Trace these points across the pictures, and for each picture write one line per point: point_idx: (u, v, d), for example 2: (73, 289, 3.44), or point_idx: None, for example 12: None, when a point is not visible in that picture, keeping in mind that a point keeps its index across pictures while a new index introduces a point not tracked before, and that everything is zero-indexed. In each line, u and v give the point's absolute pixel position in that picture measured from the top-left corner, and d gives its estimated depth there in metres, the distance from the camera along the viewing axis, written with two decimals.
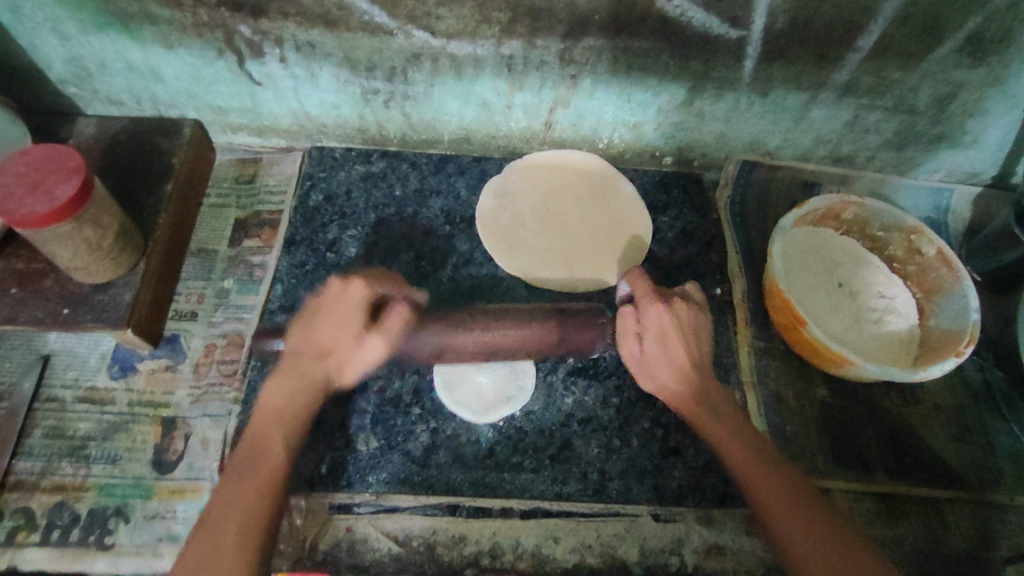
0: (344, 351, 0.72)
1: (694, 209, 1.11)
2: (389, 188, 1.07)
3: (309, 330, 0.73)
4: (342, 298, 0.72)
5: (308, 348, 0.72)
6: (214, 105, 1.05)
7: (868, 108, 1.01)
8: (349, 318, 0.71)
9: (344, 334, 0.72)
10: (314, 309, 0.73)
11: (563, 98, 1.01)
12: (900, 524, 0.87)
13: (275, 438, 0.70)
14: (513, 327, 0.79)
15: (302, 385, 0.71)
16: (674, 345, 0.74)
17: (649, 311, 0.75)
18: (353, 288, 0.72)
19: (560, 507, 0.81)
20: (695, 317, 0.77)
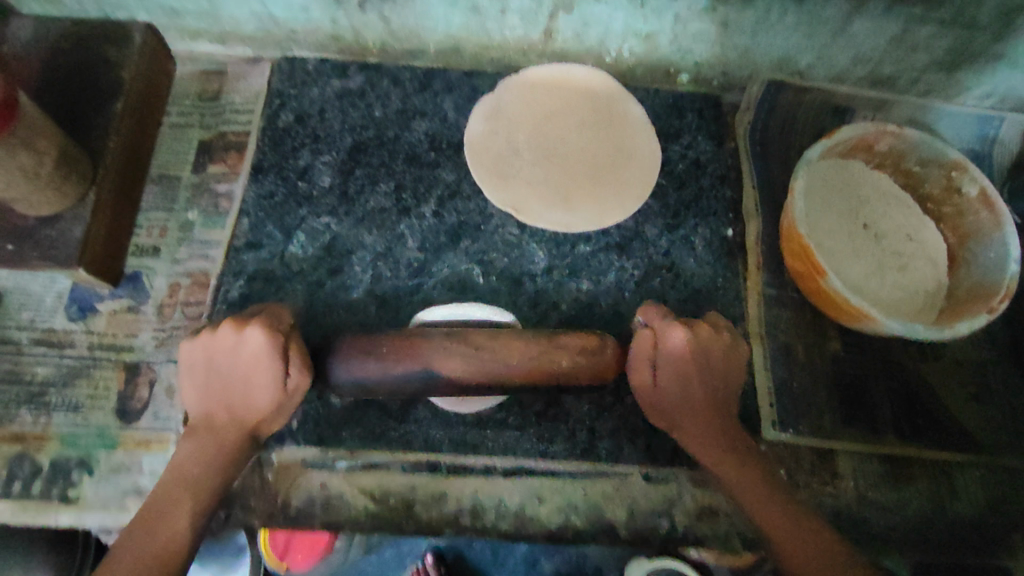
0: (258, 404, 0.68)
1: (710, 136, 0.98)
2: (367, 108, 0.94)
3: (211, 386, 0.69)
4: (237, 344, 0.66)
5: (214, 406, 0.69)
6: (165, 6, 0.91)
7: (922, 21, 0.85)
8: (264, 378, 0.66)
9: (256, 398, 0.67)
10: (206, 356, 0.68)
11: (566, 2, 0.87)
12: (907, 489, 0.83)
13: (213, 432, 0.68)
14: (498, 347, 0.68)
15: (216, 442, 0.68)
16: (693, 383, 0.71)
17: (671, 336, 0.70)
18: (247, 331, 0.65)
19: (545, 467, 0.78)
20: (724, 354, 0.72)
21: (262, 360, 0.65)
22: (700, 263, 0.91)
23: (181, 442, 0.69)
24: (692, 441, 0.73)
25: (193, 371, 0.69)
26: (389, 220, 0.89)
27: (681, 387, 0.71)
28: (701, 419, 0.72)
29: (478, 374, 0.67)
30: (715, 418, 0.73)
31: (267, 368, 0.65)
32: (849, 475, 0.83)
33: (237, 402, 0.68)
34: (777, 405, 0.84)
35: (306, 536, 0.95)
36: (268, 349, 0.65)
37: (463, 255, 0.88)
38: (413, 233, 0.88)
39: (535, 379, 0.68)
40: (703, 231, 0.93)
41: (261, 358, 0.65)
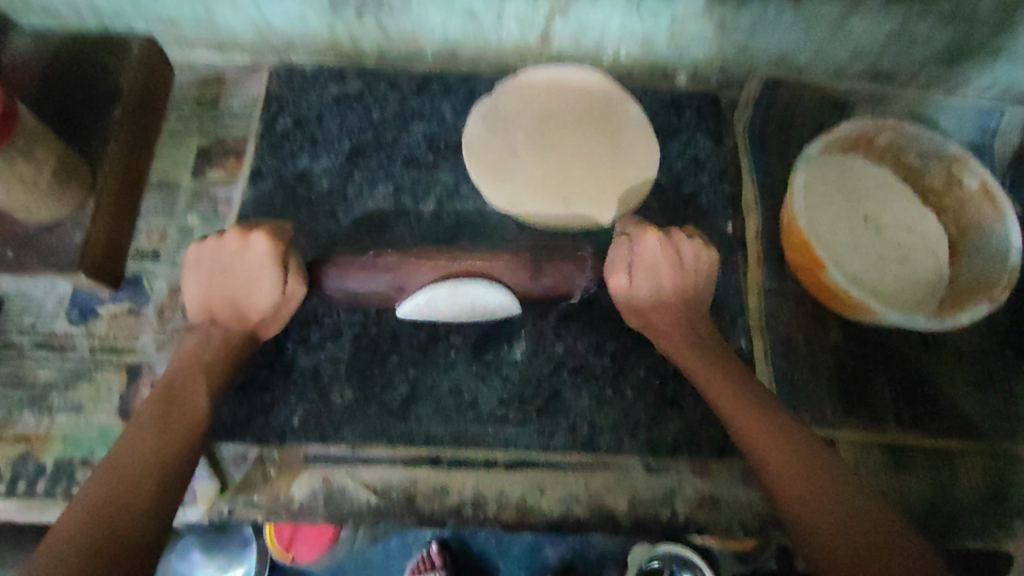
0: (259, 303, 0.74)
1: (706, 132, 0.99)
2: (365, 111, 0.96)
3: (216, 280, 0.75)
4: (243, 251, 0.73)
5: (215, 299, 0.75)
6: (165, 17, 0.92)
7: (919, 16, 0.86)
8: (266, 262, 0.72)
9: (256, 285, 0.73)
10: (210, 258, 0.75)
11: (562, 6, 0.88)
12: (908, 476, 0.83)
13: (199, 393, 0.68)
14: (495, 265, 0.76)
15: (218, 333, 0.74)
16: (665, 278, 0.76)
17: (644, 241, 0.76)
18: (253, 240, 0.72)
19: (547, 458, 0.77)
20: (708, 253, 0.78)
21: (265, 263, 0.72)
22: None
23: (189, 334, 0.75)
24: (660, 294, 0.77)
25: (195, 270, 0.75)
26: (389, 220, 0.90)
27: (667, 263, 0.76)
28: (674, 292, 0.77)
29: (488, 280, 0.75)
30: (749, 391, 0.70)
31: (268, 273, 0.72)
32: (851, 463, 0.82)
33: (239, 300, 0.74)
34: (778, 395, 0.84)
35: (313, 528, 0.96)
36: (268, 260, 0.72)
37: (463, 254, 0.88)
38: (412, 234, 0.89)
39: (524, 287, 0.77)
40: (701, 226, 0.93)
41: (262, 265, 0.72)
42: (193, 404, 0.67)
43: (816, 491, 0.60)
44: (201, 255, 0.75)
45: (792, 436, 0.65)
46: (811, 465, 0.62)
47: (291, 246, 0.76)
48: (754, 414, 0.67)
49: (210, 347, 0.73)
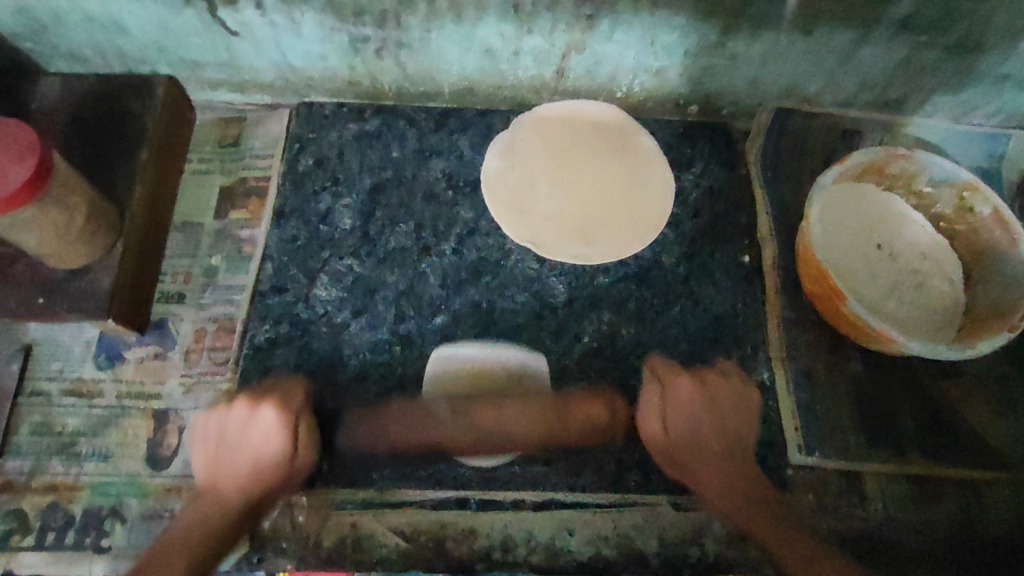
0: (268, 455, 0.70)
1: (721, 164, 1.00)
2: (385, 149, 0.97)
3: (216, 455, 0.71)
4: (249, 420, 0.71)
5: (217, 471, 0.70)
6: (187, 59, 0.94)
7: (928, 46, 0.88)
8: (263, 455, 0.69)
9: (263, 449, 0.69)
10: (216, 426, 0.72)
11: (578, 42, 0.89)
12: (937, 508, 0.83)
13: (178, 570, 0.65)
14: (504, 414, 0.74)
15: (213, 509, 0.69)
16: (700, 425, 0.75)
17: (674, 386, 0.76)
18: (263, 409, 0.71)
19: (574, 499, 0.78)
20: (727, 395, 0.77)
21: (276, 431, 0.70)
22: (719, 288, 0.92)
23: (186, 508, 0.70)
24: (684, 400, 0.75)
25: (204, 443, 0.72)
26: (411, 259, 0.90)
27: (688, 402, 0.75)
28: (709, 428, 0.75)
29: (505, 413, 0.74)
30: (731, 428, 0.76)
31: (277, 437, 0.70)
32: (876, 497, 0.83)
33: (242, 469, 0.69)
34: (800, 428, 0.85)
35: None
36: (279, 425, 0.70)
37: (484, 290, 0.89)
38: (434, 271, 0.90)
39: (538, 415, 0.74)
40: (719, 258, 0.94)
41: (270, 436, 0.70)
42: None
43: (785, 539, 0.71)
44: (208, 430, 0.72)
45: (750, 497, 0.74)
46: (770, 526, 0.72)
47: (302, 410, 0.75)
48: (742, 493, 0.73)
49: (202, 510, 0.69)
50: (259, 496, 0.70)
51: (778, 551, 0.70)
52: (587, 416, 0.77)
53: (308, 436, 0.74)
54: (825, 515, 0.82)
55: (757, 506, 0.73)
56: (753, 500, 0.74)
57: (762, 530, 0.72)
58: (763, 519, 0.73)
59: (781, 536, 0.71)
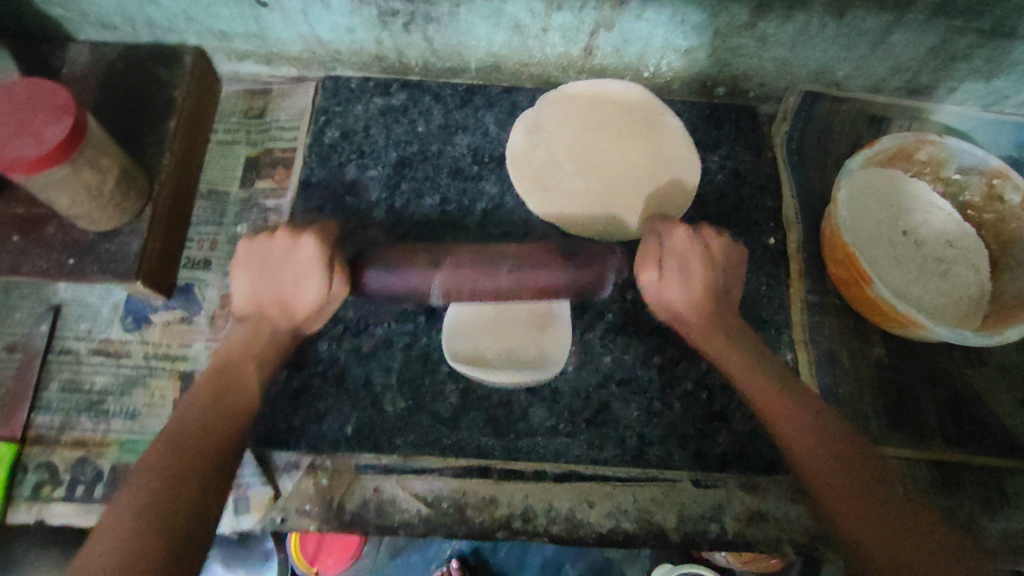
0: (306, 297, 0.68)
1: (747, 146, 1.00)
2: (411, 124, 0.97)
3: (264, 279, 0.69)
4: (290, 251, 0.67)
5: (263, 296, 0.70)
6: (216, 30, 0.94)
7: (961, 31, 0.87)
8: (297, 272, 0.67)
9: (304, 285, 0.67)
10: (258, 253, 0.69)
11: (607, 20, 0.89)
12: (958, 495, 0.82)
13: (201, 413, 0.63)
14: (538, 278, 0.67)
15: (265, 338, 0.70)
16: (694, 269, 0.71)
17: (673, 234, 0.71)
18: (304, 240, 0.66)
19: (596, 472, 0.79)
20: (728, 247, 0.74)
21: (315, 265, 0.66)
22: (743, 270, 0.92)
23: (235, 326, 0.72)
24: (681, 301, 0.71)
25: (245, 262, 0.70)
26: (436, 232, 0.90)
27: (689, 283, 0.71)
28: (697, 303, 0.72)
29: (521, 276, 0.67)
30: (721, 322, 0.73)
31: (315, 273, 0.66)
32: (897, 481, 0.83)
33: (286, 296, 0.69)
34: None
35: (339, 538, 0.96)
36: (319, 259, 0.66)
37: None
38: (459, 245, 0.90)
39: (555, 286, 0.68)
40: (744, 240, 0.93)
41: (312, 268, 0.66)
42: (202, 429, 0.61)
43: (819, 441, 0.64)
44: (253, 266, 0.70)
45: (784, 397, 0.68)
46: (814, 422, 0.66)
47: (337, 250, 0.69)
48: (780, 410, 0.68)
49: (202, 409, 0.64)
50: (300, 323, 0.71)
51: (805, 452, 0.64)
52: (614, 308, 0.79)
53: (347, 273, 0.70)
54: None
55: (792, 418, 0.66)
56: (789, 424, 0.66)
57: (791, 418, 0.66)
58: (792, 410, 0.67)
59: (807, 423, 0.65)
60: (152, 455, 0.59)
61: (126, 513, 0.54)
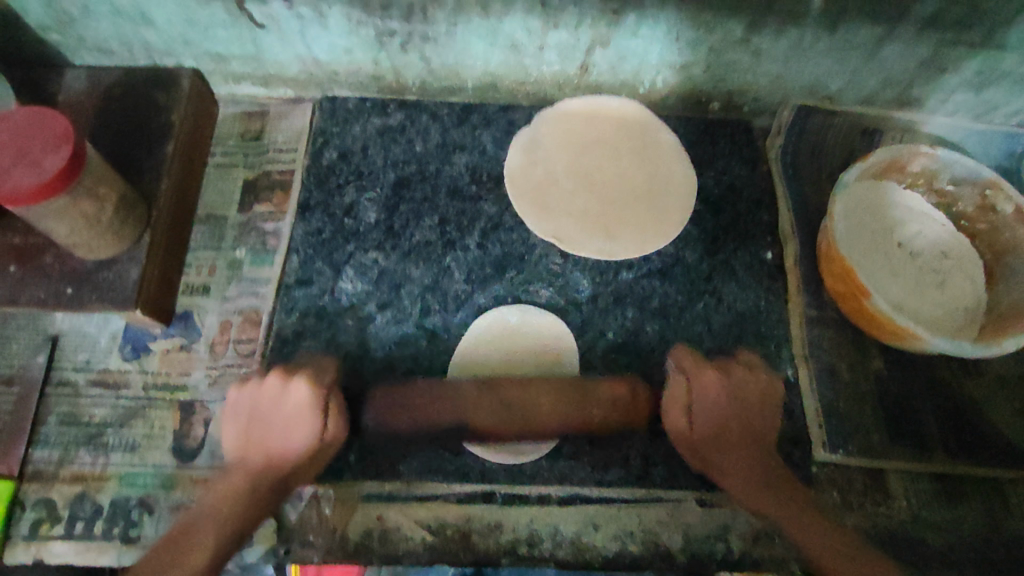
0: (297, 449, 0.69)
1: (743, 161, 1.00)
2: (409, 144, 0.97)
3: (251, 433, 0.70)
4: (283, 394, 0.70)
5: (251, 449, 0.70)
6: (213, 52, 0.94)
7: (950, 44, 0.88)
8: (295, 415, 0.69)
9: (291, 440, 0.69)
10: (248, 404, 0.71)
11: (603, 37, 0.90)
12: (961, 506, 0.83)
13: (212, 539, 0.67)
14: (538, 401, 0.73)
15: (246, 486, 0.69)
16: (713, 396, 0.74)
17: (703, 383, 0.74)
18: (293, 386, 0.70)
19: (600, 493, 0.79)
20: (749, 381, 0.76)
21: (306, 412, 0.69)
22: (741, 285, 0.92)
23: (209, 491, 0.70)
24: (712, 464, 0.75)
25: (234, 417, 0.72)
26: (435, 254, 0.90)
27: (719, 411, 0.74)
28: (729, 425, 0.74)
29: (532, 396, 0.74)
30: (755, 420, 0.75)
31: (308, 421, 0.69)
32: (901, 494, 0.83)
33: (273, 453, 0.70)
34: (825, 425, 0.85)
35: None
36: (312, 404, 0.69)
37: (508, 285, 0.89)
38: (458, 265, 0.90)
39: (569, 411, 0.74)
40: (743, 255, 0.94)
41: (303, 416, 0.69)
42: (205, 547, 0.66)
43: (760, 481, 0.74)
44: (245, 414, 0.71)
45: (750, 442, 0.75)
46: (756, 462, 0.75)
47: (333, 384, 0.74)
48: (785, 493, 0.74)
49: (214, 530, 0.68)
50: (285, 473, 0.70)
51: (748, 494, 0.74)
52: (615, 401, 0.75)
53: (337, 413, 0.71)
54: (848, 512, 0.82)
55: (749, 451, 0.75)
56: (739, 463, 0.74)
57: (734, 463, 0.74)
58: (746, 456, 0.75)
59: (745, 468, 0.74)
60: (164, 560, 0.65)
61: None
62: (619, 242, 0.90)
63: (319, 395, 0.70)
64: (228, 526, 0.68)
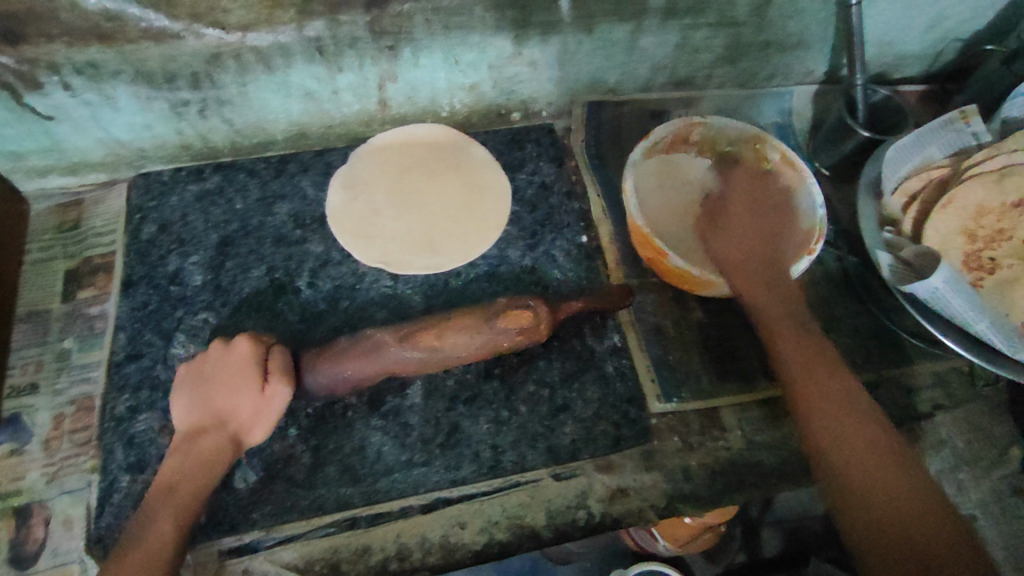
0: (239, 407, 0.76)
1: (550, 160, 1.09)
2: (228, 204, 0.99)
3: (200, 395, 0.78)
4: (221, 359, 0.79)
5: (198, 415, 0.77)
6: (6, 151, 0.94)
7: (694, 27, 1.00)
8: (235, 380, 0.77)
9: (236, 391, 0.76)
10: (196, 377, 0.79)
11: (389, 72, 0.96)
12: (788, 424, 0.92)
13: (166, 523, 0.71)
14: (444, 335, 0.79)
15: (192, 445, 0.75)
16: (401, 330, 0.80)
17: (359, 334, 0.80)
18: (236, 344, 0.79)
19: (460, 492, 0.82)
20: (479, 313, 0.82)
21: (247, 366, 0.78)
22: (563, 271, 0.99)
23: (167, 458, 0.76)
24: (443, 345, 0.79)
25: (182, 385, 0.80)
26: (267, 301, 0.92)
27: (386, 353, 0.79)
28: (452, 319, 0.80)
29: (457, 340, 0.79)
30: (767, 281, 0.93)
31: (249, 376, 0.77)
32: (735, 426, 0.91)
33: (218, 411, 0.76)
34: (657, 378, 0.92)
35: None
36: (252, 356, 0.78)
37: (343, 316, 0.92)
38: (292, 308, 0.92)
39: (486, 348, 0.81)
40: (561, 243, 1.01)
41: (245, 367, 0.78)
42: (157, 541, 0.69)
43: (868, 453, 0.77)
44: (195, 381, 0.79)
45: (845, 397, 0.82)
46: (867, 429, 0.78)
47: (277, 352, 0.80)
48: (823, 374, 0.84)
49: (172, 523, 0.71)
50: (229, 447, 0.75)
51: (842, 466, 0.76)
52: (513, 328, 0.80)
53: (278, 367, 0.78)
54: (692, 453, 0.88)
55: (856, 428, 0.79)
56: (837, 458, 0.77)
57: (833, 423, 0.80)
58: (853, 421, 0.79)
59: (846, 431, 0.78)
60: (151, 514, 0.71)
61: (141, 563, 0.68)
62: (445, 254, 0.95)
63: (259, 342, 0.80)
64: (179, 514, 0.71)
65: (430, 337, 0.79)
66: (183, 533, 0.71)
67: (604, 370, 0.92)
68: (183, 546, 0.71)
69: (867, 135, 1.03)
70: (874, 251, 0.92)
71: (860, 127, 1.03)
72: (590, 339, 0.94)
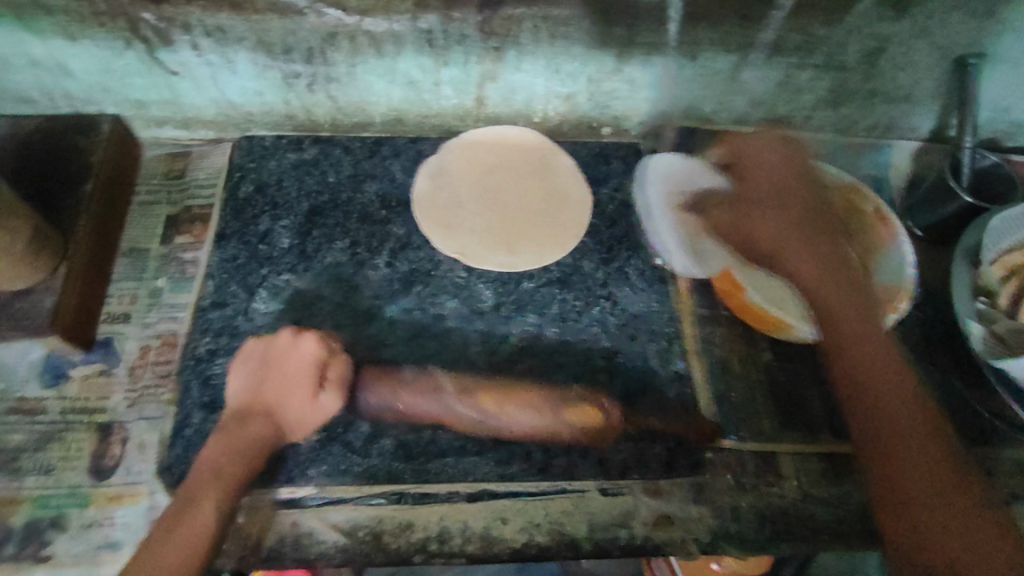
0: (292, 404, 0.81)
1: (634, 178, 1.10)
2: (322, 175, 1.04)
3: (259, 378, 0.82)
4: (286, 348, 0.83)
5: (252, 395, 0.81)
6: (132, 98, 1.01)
7: (799, 66, 1.00)
8: (292, 377, 0.82)
9: (292, 390, 0.81)
10: (259, 355, 0.84)
11: (491, 72, 0.99)
12: (846, 482, 0.89)
13: (208, 504, 0.74)
14: (504, 404, 0.84)
15: (241, 428, 0.79)
16: (459, 382, 0.86)
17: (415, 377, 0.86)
18: (303, 339, 0.83)
19: (506, 488, 0.84)
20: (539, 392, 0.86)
21: (307, 367, 0.82)
22: (634, 290, 0.99)
23: (212, 436, 0.79)
24: (497, 417, 0.84)
25: (244, 361, 0.84)
26: (347, 273, 0.96)
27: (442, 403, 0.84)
28: (513, 397, 0.85)
29: (515, 414, 0.84)
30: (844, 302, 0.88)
31: (308, 377, 0.81)
32: (791, 475, 0.89)
33: (271, 402, 0.81)
34: (717, 412, 0.91)
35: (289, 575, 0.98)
36: (314, 357, 0.83)
37: (416, 299, 0.95)
38: (369, 283, 0.96)
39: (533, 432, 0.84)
40: (635, 261, 1.02)
41: (304, 366, 0.82)
42: (201, 522, 0.72)
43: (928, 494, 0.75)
44: (254, 364, 0.83)
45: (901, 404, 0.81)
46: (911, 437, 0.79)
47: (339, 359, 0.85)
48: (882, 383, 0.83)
49: (216, 505, 0.74)
50: (275, 437, 0.80)
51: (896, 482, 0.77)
52: (567, 419, 0.84)
53: (338, 375, 0.83)
54: (743, 494, 0.87)
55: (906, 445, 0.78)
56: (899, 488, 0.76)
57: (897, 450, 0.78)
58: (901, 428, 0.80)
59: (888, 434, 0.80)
60: (194, 497, 0.74)
61: (184, 544, 0.71)
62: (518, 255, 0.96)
63: (323, 344, 0.84)
64: (223, 497, 0.74)
65: (489, 403, 0.84)
66: (226, 516, 0.74)
67: (663, 395, 0.92)
68: (223, 531, 0.74)
69: (969, 200, 0.98)
70: (964, 319, 0.88)
71: (963, 192, 0.99)
72: (653, 362, 0.94)
